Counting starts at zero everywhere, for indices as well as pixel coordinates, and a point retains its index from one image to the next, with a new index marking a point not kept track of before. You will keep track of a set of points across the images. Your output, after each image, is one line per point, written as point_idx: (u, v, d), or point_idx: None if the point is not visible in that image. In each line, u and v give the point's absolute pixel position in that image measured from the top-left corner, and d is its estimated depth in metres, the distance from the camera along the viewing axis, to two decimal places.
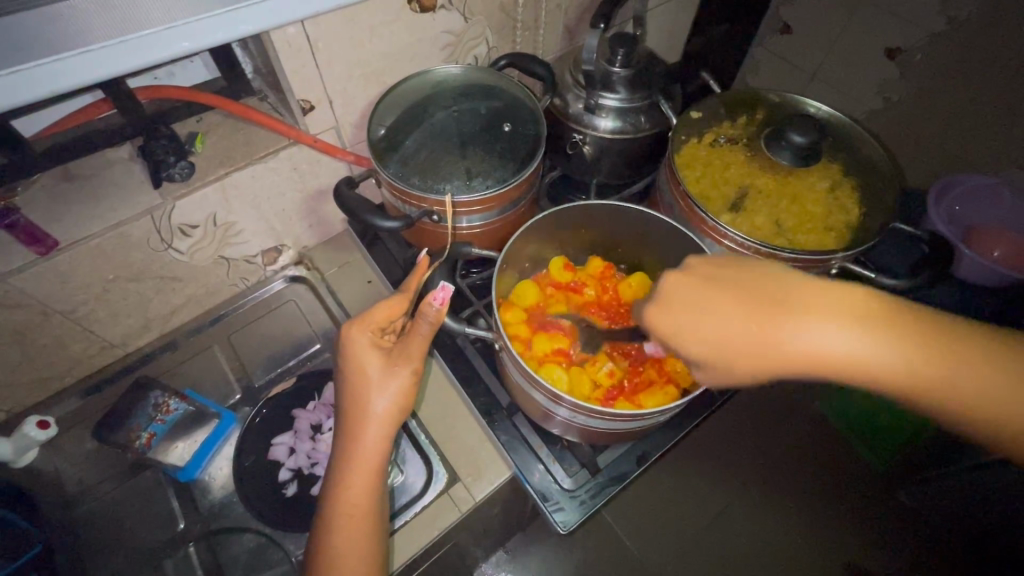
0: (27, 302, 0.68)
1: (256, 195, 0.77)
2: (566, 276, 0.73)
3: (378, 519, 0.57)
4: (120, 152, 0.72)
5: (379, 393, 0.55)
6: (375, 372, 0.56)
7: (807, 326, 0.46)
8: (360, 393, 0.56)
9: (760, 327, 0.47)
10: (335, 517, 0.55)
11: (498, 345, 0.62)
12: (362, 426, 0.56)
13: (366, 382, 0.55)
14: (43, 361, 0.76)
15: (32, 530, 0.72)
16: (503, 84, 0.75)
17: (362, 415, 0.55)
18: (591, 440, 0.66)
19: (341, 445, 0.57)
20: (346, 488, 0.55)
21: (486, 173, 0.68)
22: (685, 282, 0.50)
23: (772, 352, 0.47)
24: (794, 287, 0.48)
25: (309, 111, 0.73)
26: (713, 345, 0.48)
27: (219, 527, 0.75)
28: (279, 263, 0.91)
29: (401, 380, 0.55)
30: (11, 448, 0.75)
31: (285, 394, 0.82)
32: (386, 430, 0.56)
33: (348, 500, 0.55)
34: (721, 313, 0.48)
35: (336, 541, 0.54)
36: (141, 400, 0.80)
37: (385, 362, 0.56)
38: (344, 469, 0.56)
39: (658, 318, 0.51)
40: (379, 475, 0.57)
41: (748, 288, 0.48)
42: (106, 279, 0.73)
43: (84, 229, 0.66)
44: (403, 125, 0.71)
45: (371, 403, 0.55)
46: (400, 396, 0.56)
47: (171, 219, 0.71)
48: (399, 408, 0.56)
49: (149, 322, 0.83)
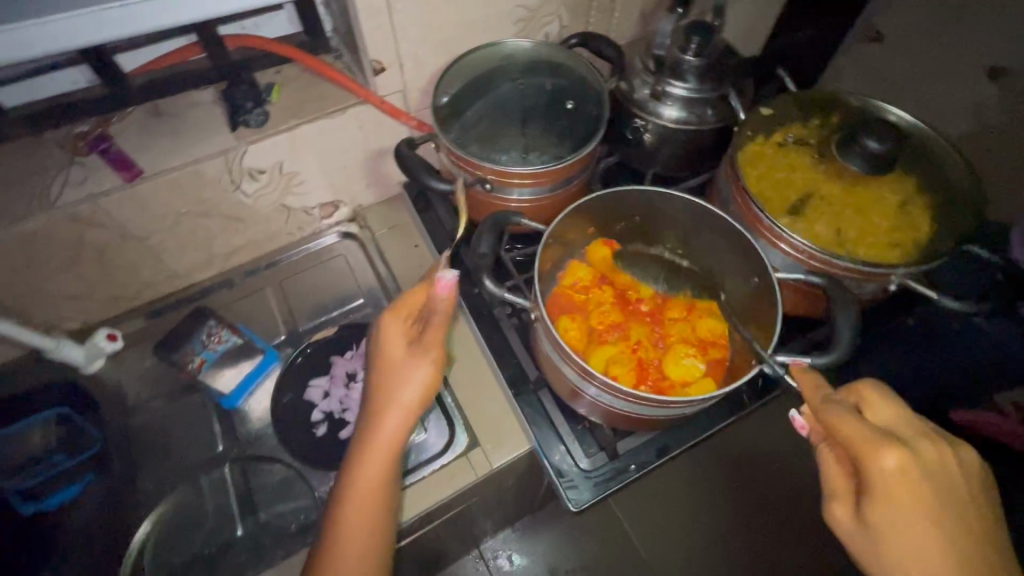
0: (109, 224, 0.74)
1: (321, 148, 0.82)
2: (670, 307, 0.69)
3: (387, 503, 0.58)
4: (204, 95, 0.77)
5: (402, 380, 0.59)
6: (400, 360, 0.60)
7: (952, 562, 0.41)
8: (384, 380, 0.60)
9: (933, 533, 0.42)
10: (350, 495, 0.57)
11: (533, 316, 0.62)
12: (382, 411, 0.59)
13: (391, 369, 0.60)
14: (119, 281, 0.83)
15: (94, 434, 0.82)
16: (572, 61, 0.74)
17: (386, 403, 0.59)
18: (615, 423, 0.66)
19: (362, 428, 0.61)
20: (361, 468, 0.58)
21: (543, 149, 0.69)
22: (914, 463, 0.42)
23: (908, 537, 0.42)
24: (971, 547, 0.42)
25: (380, 73, 0.76)
26: (888, 484, 0.42)
27: (254, 454, 0.80)
28: (334, 218, 0.95)
29: (421, 370, 0.59)
30: (83, 353, 0.83)
31: (325, 339, 0.85)
32: (406, 415, 0.59)
33: (359, 479, 0.57)
34: (912, 500, 0.42)
35: (345, 515, 0.57)
36: (197, 327, 0.85)
37: (409, 352, 0.60)
38: (363, 451, 0.59)
39: (884, 444, 0.42)
40: (394, 463, 0.59)
41: (937, 491, 0.42)
42: (179, 212, 0.78)
43: (164, 164, 0.72)
44: (468, 95, 0.72)
45: (397, 391, 0.59)
46: (422, 386, 0.59)
47: (242, 162, 0.76)
48: (421, 398, 0.59)
49: (213, 257, 0.89)
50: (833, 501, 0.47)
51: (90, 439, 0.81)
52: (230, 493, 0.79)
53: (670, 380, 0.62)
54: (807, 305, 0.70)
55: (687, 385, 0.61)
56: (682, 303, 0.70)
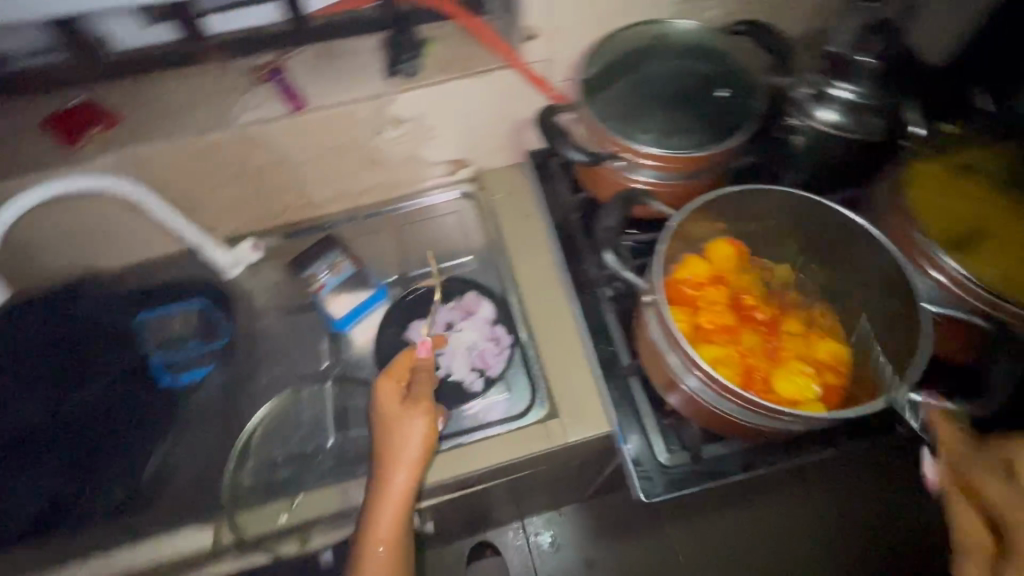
0: (269, 148, 0.82)
1: (460, 105, 0.85)
2: (791, 320, 0.65)
3: (401, 546, 0.66)
4: (365, 40, 0.82)
5: (403, 436, 0.69)
6: (396, 416, 0.71)
7: None
8: (388, 440, 0.70)
9: None
10: (370, 548, 0.66)
11: (646, 299, 0.62)
12: (389, 467, 0.68)
13: (391, 429, 0.70)
14: (265, 201, 0.92)
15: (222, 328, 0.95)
16: (730, 49, 0.72)
17: (391, 464, 0.67)
18: (706, 423, 0.64)
19: (372, 485, 0.69)
20: (377, 525, 0.66)
21: (686, 133, 0.67)
22: None
23: None
24: None
25: (530, 38, 0.77)
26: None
27: (353, 375, 0.90)
28: (456, 175, 0.99)
29: (416, 422, 0.69)
30: (230, 258, 0.92)
31: (431, 288, 0.90)
32: (412, 471, 0.67)
33: (375, 530, 0.66)
34: None
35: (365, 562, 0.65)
36: (322, 252, 0.91)
37: (410, 413, 0.71)
38: (376, 506, 0.67)
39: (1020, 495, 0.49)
40: (406, 510, 0.67)
41: None
42: (327, 147, 0.85)
43: (324, 100, 0.79)
44: (617, 69, 0.71)
45: (402, 446, 0.68)
46: (421, 438, 0.69)
47: (389, 109, 0.81)
48: (422, 458, 0.68)
49: (345, 194, 0.95)
50: (964, 556, 0.52)
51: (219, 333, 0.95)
52: (328, 404, 0.89)
53: (781, 392, 0.58)
54: (950, 346, 0.64)
55: (796, 401, 0.58)
56: (801, 319, 0.66)
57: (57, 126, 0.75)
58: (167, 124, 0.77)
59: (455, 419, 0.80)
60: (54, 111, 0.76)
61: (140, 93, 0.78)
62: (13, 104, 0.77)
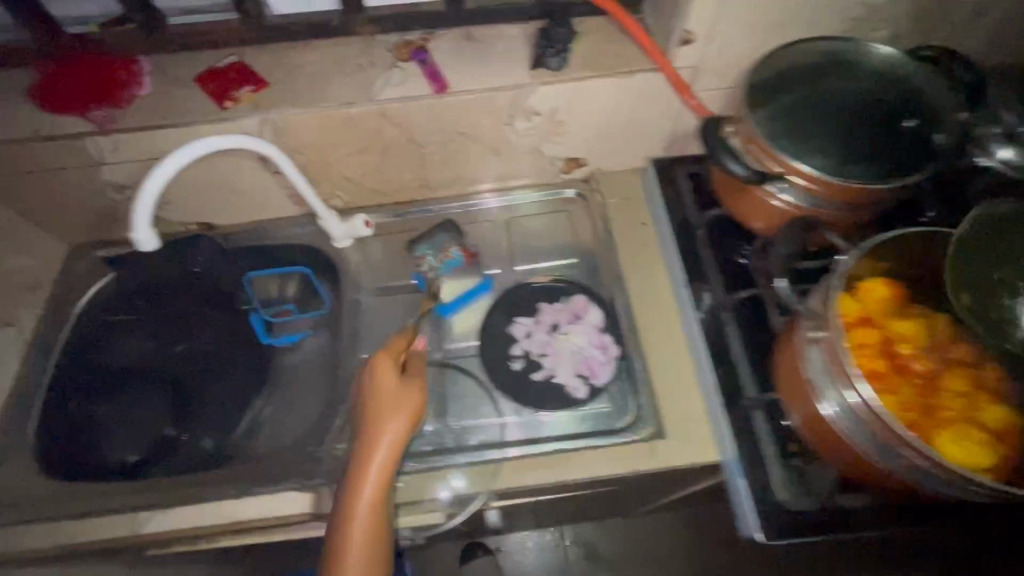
0: (404, 127, 0.82)
1: (597, 105, 0.83)
2: (966, 373, 0.59)
3: (381, 516, 0.65)
4: (512, 30, 0.83)
5: (394, 407, 0.70)
6: (389, 389, 0.72)
7: None
8: (376, 412, 0.70)
9: None
10: (349, 531, 0.63)
11: (812, 333, 0.59)
12: (376, 436, 0.68)
13: (382, 399, 0.71)
14: (385, 179, 0.92)
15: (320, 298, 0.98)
16: (917, 74, 0.66)
17: (371, 441, 0.68)
18: (844, 466, 0.61)
19: (356, 454, 0.68)
20: (357, 503, 0.65)
21: (862, 158, 0.61)
22: None
23: None
24: None
25: (686, 43, 0.74)
26: None
27: (452, 363, 0.85)
28: (572, 174, 0.97)
29: (410, 394, 0.72)
30: (344, 231, 0.93)
31: (538, 286, 0.89)
32: (393, 448, 0.68)
33: (360, 496, 0.65)
34: None
35: (346, 531, 0.63)
36: (433, 235, 0.88)
37: (403, 392, 0.72)
38: (360, 473, 0.66)
39: None
40: (387, 482, 0.66)
41: None
42: (457, 131, 0.85)
43: (467, 85, 0.78)
44: (787, 81, 0.66)
45: (390, 414, 0.69)
46: (410, 410, 0.70)
47: (528, 100, 0.80)
48: (403, 440, 0.68)
49: (460, 179, 0.95)
50: None
51: (317, 301, 0.98)
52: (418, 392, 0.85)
53: (952, 448, 0.54)
54: None
55: (968, 462, 0.54)
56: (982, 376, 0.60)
57: (213, 84, 0.78)
58: (313, 94, 0.78)
59: (553, 421, 0.79)
60: (210, 70, 0.79)
61: (290, 61, 0.80)
62: (171, 57, 0.80)
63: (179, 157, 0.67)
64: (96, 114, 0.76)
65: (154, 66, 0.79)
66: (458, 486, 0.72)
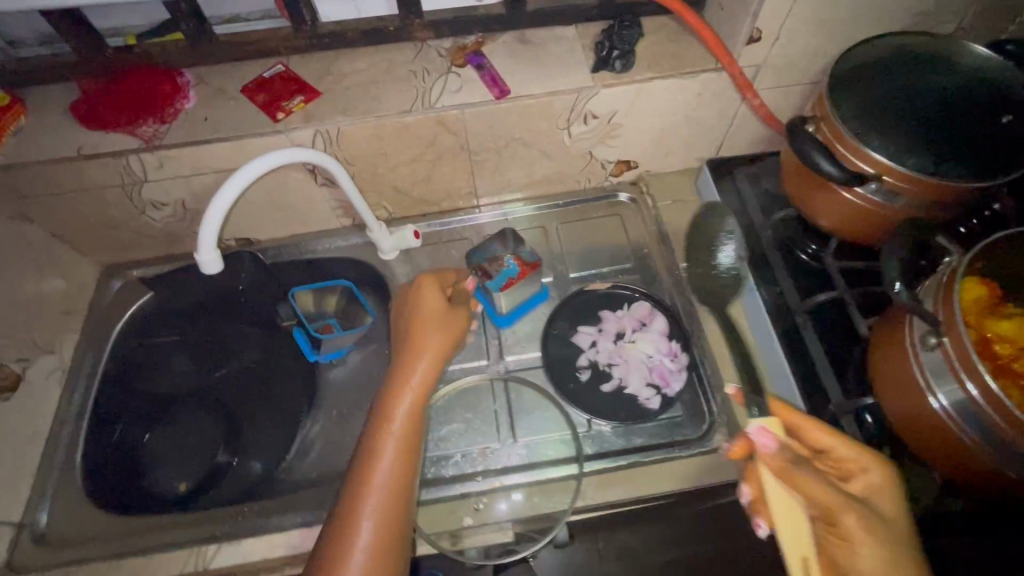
0: (460, 134, 0.79)
1: (656, 106, 0.80)
2: None
3: (415, 434, 0.64)
4: (566, 31, 0.80)
5: (437, 327, 0.69)
6: (433, 308, 0.70)
7: None
8: (416, 330, 0.69)
9: None
10: (381, 442, 0.62)
11: (932, 339, 0.55)
12: (417, 354, 0.67)
13: (425, 317, 0.70)
14: (432, 188, 0.90)
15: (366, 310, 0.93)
16: (1005, 68, 0.64)
17: (412, 360, 0.67)
18: (956, 476, 0.58)
19: (393, 369, 0.68)
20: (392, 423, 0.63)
21: (958, 157, 0.60)
22: None
23: None
24: None
25: (753, 42, 0.72)
26: None
27: (516, 375, 0.83)
28: (621, 177, 0.95)
29: (452, 317, 0.71)
30: (394, 243, 0.90)
31: (597, 293, 0.87)
32: (433, 368, 0.67)
33: (398, 412, 0.64)
34: None
35: (378, 443, 0.62)
36: (494, 241, 0.85)
37: (448, 314, 0.71)
38: (399, 388, 0.65)
39: None
40: (423, 401, 0.65)
41: None
42: (512, 137, 0.82)
43: (528, 90, 0.76)
44: (871, 78, 0.65)
45: (432, 332, 0.68)
46: (450, 333, 0.69)
47: (588, 103, 0.77)
48: (442, 360, 0.68)
49: (509, 185, 0.92)
50: None
51: (361, 314, 0.92)
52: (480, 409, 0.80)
53: None
54: None
55: None
56: None
57: (262, 94, 0.74)
58: (367, 102, 0.75)
59: (626, 433, 0.77)
60: (257, 80, 0.75)
61: (340, 69, 0.77)
62: (217, 69, 0.77)
63: (254, 165, 0.64)
64: (144, 129, 0.72)
65: (199, 77, 0.76)
66: (518, 498, 0.73)
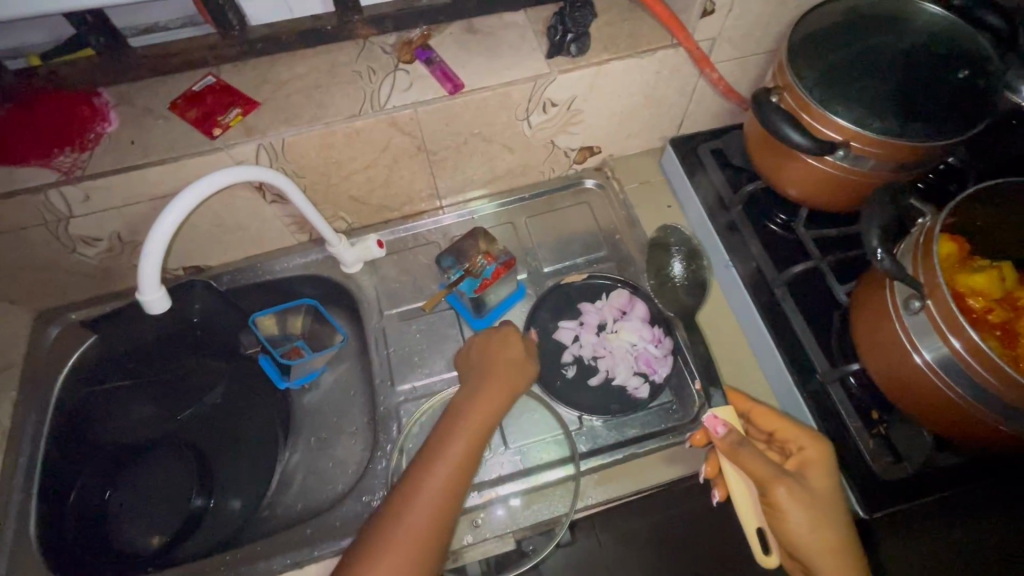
0: (415, 134, 0.75)
1: (615, 88, 0.78)
2: None
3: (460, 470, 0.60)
4: (515, 17, 0.77)
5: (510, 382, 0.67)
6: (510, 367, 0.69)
7: None
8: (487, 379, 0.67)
9: None
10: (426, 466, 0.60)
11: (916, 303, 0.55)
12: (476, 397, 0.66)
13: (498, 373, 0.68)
14: (392, 193, 0.85)
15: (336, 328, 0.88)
16: (954, 25, 0.65)
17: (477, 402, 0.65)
18: (949, 434, 0.59)
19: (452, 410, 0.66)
20: (403, 514, 0.57)
21: (923, 115, 0.60)
22: None
23: None
24: None
25: (707, 15, 0.71)
26: None
27: None
28: (585, 164, 0.93)
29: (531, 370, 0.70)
30: (356, 255, 0.85)
31: (574, 286, 0.84)
32: (460, 464, 0.60)
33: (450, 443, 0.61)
34: None
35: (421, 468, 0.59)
36: (466, 244, 0.83)
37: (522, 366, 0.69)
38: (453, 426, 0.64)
39: None
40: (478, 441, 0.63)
41: None
42: (470, 133, 0.78)
43: (483, 82, 0.72)
44: (830, 42, 0.65)
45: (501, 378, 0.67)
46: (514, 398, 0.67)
47: (546, 91, 0.74)
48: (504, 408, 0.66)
49: (471, 182, 0.89)
50: None
51: (332, 333, 0.88)
52: None
53: None
54: None
55: None
56: None
57: (194, 109, 0.68)
58: (311, 109, 0.69)
59: (618, 425, 0.75)
60: (186, 94, 0.69)
61: (277, 76, 0.72)
62: (139, 85, 0.70)
63: (164, 222, 0.58)
64: (62, 160, 0.65)
65: (119, 97, 0.69)
66: (514, 505, 0.71)
